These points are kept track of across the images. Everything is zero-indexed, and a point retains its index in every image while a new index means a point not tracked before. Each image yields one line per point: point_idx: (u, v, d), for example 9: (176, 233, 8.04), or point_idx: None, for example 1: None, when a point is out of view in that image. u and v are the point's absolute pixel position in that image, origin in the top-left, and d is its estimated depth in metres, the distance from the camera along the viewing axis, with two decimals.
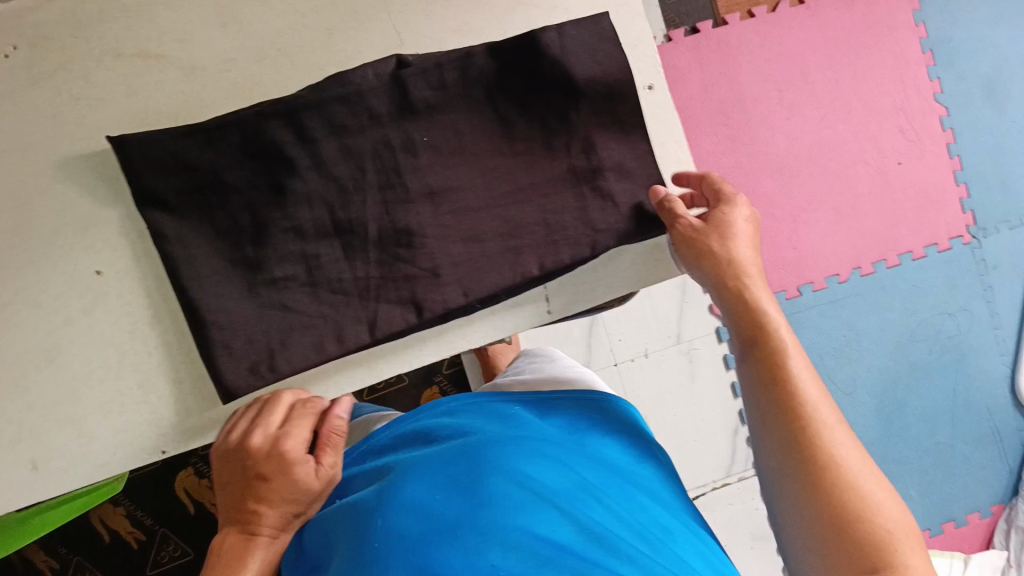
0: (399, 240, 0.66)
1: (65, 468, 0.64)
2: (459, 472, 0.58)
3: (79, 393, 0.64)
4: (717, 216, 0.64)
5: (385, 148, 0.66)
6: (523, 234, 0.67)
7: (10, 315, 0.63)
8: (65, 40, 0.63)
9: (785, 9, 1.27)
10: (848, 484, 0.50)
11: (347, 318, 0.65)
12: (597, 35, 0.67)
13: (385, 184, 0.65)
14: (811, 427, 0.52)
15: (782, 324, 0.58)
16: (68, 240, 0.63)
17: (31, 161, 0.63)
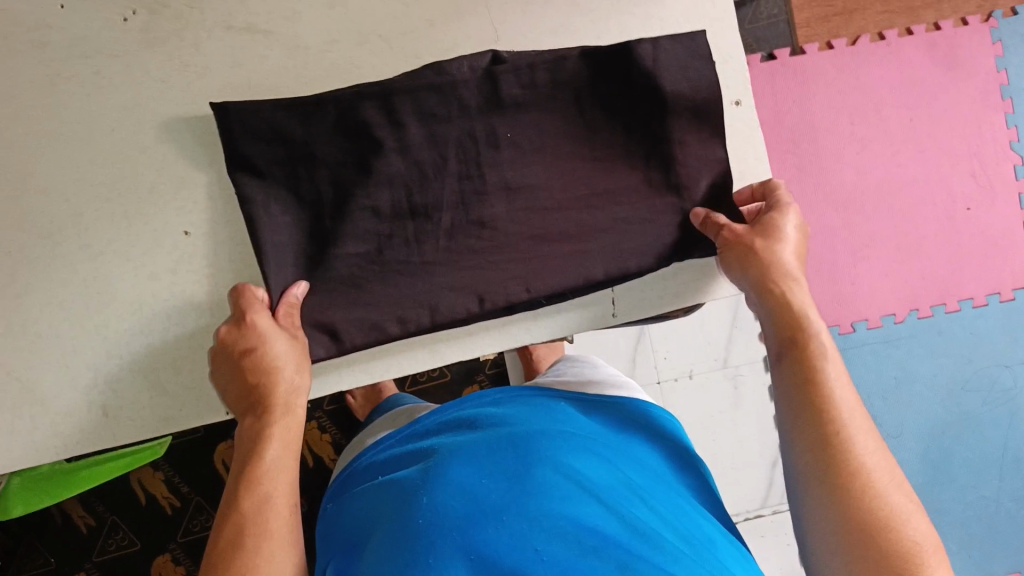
0: (472, 230, 0.66)
1: (135, 418, 0.66)
2: (502, 455, 0.59)
3: (154, 348, 0.66)
4: (763, 226, 0.64)
5: (469, 140, 0.66)
6: (595, 237, 0.68)
7: (99, 265, 0.65)
8: (181, 9, 0.66)
9: (864, 43, 1.26)
10: (877, 494, 0.51)
11: (413, 300, 0.66)
12: (690, 51, 0.67)
13: (465, 175, 0.66)
14: (841, 430, 0.53)
15: (820, 328, 0.59)
16: (161, 199, 0.66)
17: (136, 121, 0.66)
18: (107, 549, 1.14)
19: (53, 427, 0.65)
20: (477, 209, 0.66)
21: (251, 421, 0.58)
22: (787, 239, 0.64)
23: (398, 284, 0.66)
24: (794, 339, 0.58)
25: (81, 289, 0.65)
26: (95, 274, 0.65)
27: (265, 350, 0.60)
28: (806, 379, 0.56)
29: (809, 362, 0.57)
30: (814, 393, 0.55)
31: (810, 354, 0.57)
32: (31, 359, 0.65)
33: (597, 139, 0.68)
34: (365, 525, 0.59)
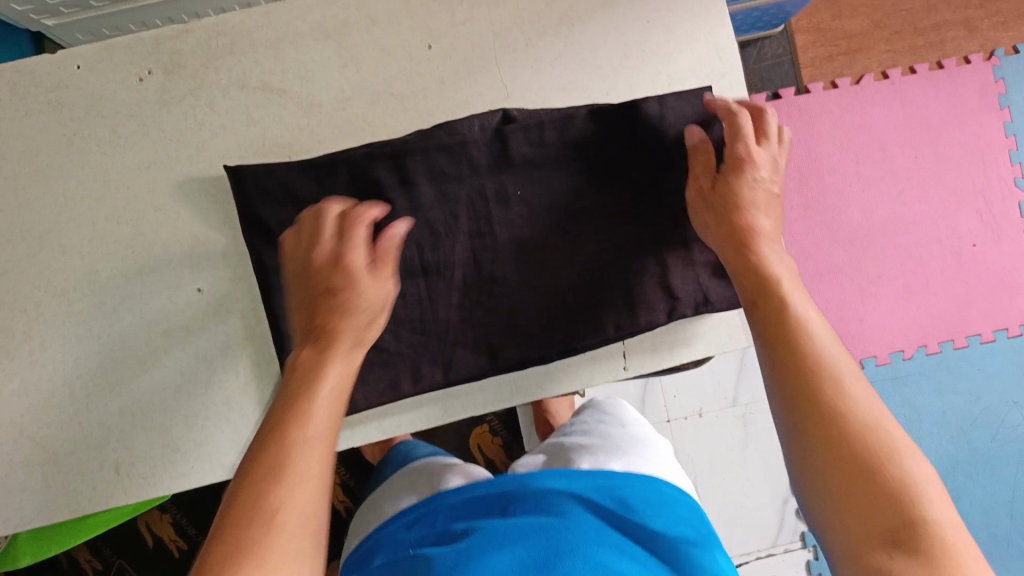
0: (482, 288, 0.67)
1: (146, 475, 0.66)
2: (533, 539, 0.56)
3: (166, 405, 0.66)
4: (748, 227, 0.60)
5: (479, 199, 0.67)
6: (604, 293, 0.68)
7: (114, 323, 0.66)
8: (197, 69, 0.66)
9: (869, 82, 1.27)
10: (861, 431, 0.47)
11: (423, 359, 0.67)
12: (698, 108, 0.67)
13: (475, 234, 0.67)
14: (819, 377, 0.49)
15: (788, 287, 0.56)
16: (176, 257, 0.66)
17: (152, 180, 0.66)
18: None
19: (66, 484, 0.66)
20: (488, 267, 0.67)
21: (291, 403, 0.52)
22: (756, 201, 0.61)
23: (410, 344, 0.67)
24: (785, 347, 0.52)
25: (95, 346, 0.66)
26: (109, 331, 0.66)
27: (355, 288, 0.57)
28: (803, 391, 0.49)
29: (780, 331, 0.53)
30: (820, 411, 0.48)
31: (803, 360, 0.50)
32: (46, 416, 0.66)
33: (606, 194, 0.68)
34: None
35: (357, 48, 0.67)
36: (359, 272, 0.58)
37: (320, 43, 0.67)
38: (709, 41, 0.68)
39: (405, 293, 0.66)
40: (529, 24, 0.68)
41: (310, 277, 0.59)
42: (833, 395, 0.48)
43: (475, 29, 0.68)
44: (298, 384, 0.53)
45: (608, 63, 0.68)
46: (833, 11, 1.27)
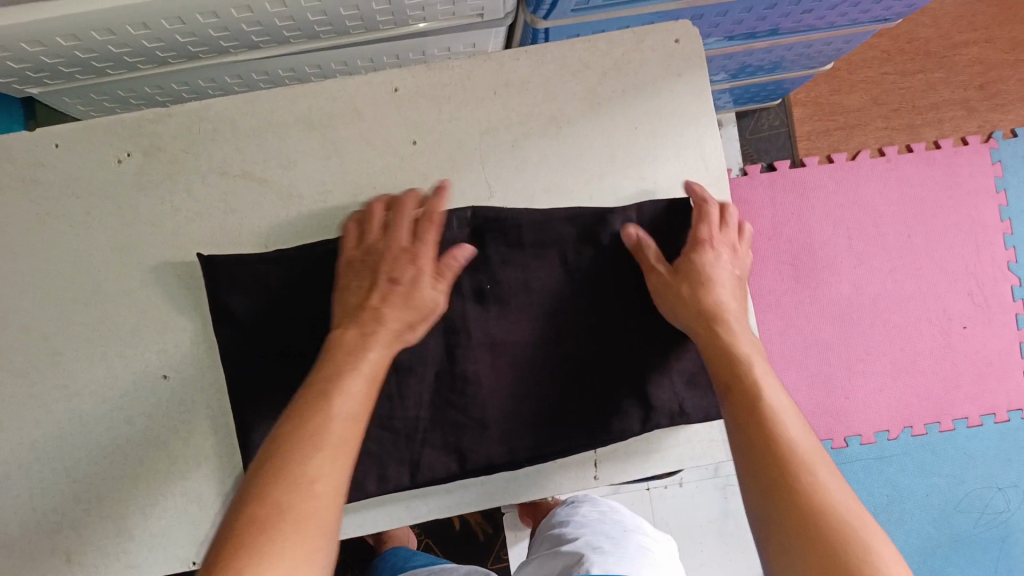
0: (454, 385, 0.65)
1: (98, 563, 0.64)
2: None
3: (124, 491, 0.65)
4: (719, 327, 0.60)
5: (455, 297, 0.66)
6: (578, 398, 0.66)
7: (75, 406, 0.65)
8: (176, 154, 0.66)
9: (865, 158, 1.28)
10: (830, 509, 0.47)
11: (389, 459, 0.65)
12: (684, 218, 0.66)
13: (448, 330, 0.66)
14: (785, 454, 0.51)
15: (754, 357, 0.58)
16: (143, 342, 0.65)
17: (123, 262, 0.65)
18: None
19: (18, 568, 0.64)
20: (462, 365, 0.66)
21: (306, 423, 0.52)
22: (718, 276, 0.63)
23: (376, 442, 0.65)
24: (770, 463, 0.50)
25: (54, 430, 0.64)
26: (70, 415, 0.65)
27: (405, 295, 0.61)
28: (791, 500, 0.48)
29: (749, 406, 0.54)
30: (806, 517, 0.47)
31: (791, 472, 0.50)
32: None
33: (585, 296, 0.67)
34: None
35: (341, 141, 0.67)
36: (410, 288, 0.61)
37: (305, 134, 0.67)
38: (696, 152, 0.67)
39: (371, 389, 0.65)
40: (516, 123, 0.67)
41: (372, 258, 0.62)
42: (828, 512, 0.47)
43: (460, 126, 0.67)
44: (341, 355, 0.57)
45: (593, 167, 0.68)
46: (831, 86, 1.29)
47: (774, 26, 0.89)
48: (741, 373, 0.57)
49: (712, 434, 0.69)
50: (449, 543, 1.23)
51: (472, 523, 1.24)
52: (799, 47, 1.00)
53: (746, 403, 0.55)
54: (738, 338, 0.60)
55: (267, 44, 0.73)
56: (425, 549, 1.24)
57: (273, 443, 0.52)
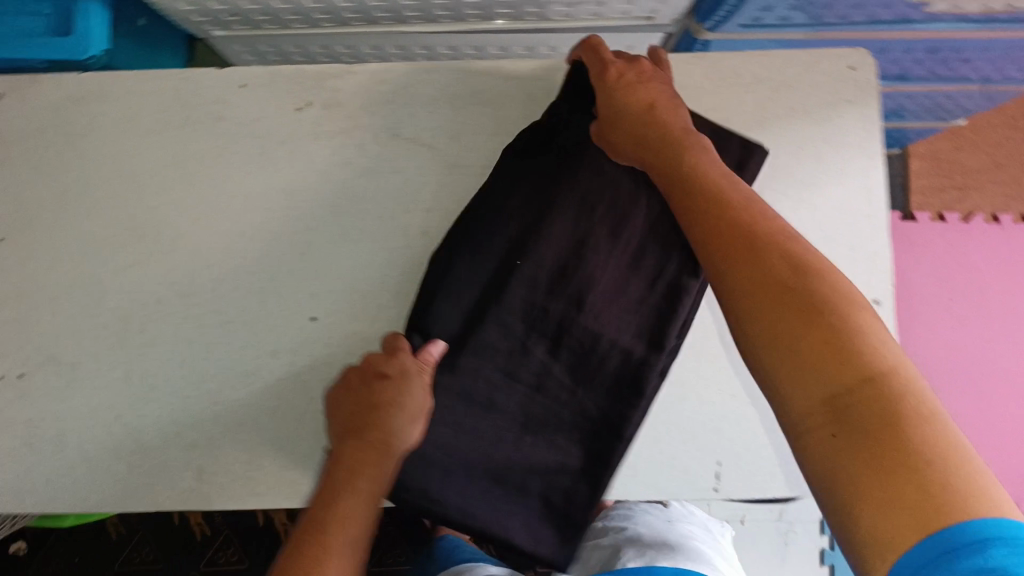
0: (575, 346, 0.64)
1: (224, 485, 0.67)
2: None
3: (259, 422, 0.68)
4: (661, 144, 0.54)
5: (531, 296, 0.62)
6: (640, 285, 0.64)
7: (225, 332, 0.68)
8: (353, 109, 0.69)
9: (977, 221, 1.27)
10: (822, 317, 0.40)
11: (594, 448, 0.65)
12: (830, 243, 0.67)
13: (529, 300, 0.62)
14: (743, 261, 0.43)
15: (690, 147, 0.53)
16: (296, 281, 0.68)
17: (288, 203, 0.68)
18: (130, 560, 1.22)
19: (146, 475, 0.67)
20: (569, 334, 0.63)
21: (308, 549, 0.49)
22: (654, 94, 0.58)
23: (568, 445, 0.65)
24: (729, 266, 0.44)
25: (203, 352, 0.68)
26: (219, 340, 0.68)
27: (398, 387, 0.58)
28: (771, 300, 0.41)
29: (709, 208, 0.47)
30: (788, 333, 0.40)
31: (738, 254, 0.44)
32: (141, 407, 0.68)
33: (616, 213, 0.63)
34: None
35: (510, 120, 0.69)
36: (398, 381, 0.59)
37: (477, 109, 0.69)
38: (858, 180, 0.68)
39: (514, 415, 0.64)
40: None
41: (360, 375, 0.61)
42: (822, 321, 0.40)
43: None
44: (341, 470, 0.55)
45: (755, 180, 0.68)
46: (952, 143, 1.28)
47: (928, 73, 0.89)
48: (695, 187, 0.49)
49: None
50: None
51: None
52: (939, 98, 1.00)
53: (706, 219, 0.46)
54: (672, 147, 0.53)
55: (446, 19, 0.77)
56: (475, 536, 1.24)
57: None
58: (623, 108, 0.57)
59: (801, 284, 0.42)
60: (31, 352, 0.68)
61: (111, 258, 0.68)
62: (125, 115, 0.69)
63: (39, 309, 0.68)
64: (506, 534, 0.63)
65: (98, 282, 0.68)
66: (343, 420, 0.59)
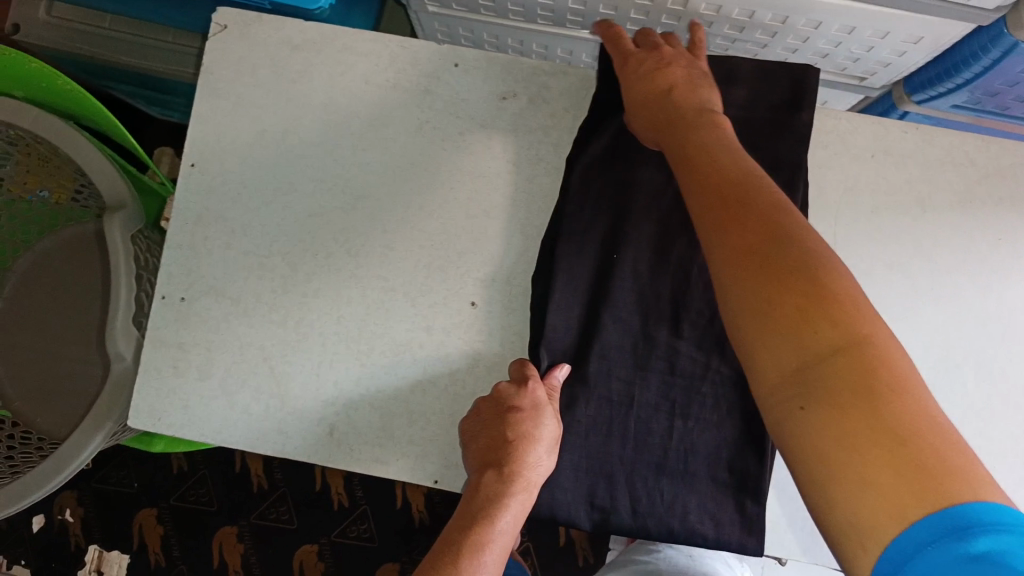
0: (700, 313, 0.67)
1: (354, 447, 0.68)
2: None
3: (400, 394, 0.68)
4: (680, 125, 0.58)
5: (646, 290, 0.67)
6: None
7: (386, 300, 0.68)
8: (557, 110, 0.70)
9: None
10: (780, 275, 0.45)
11: (744, 416, 0.66)
12: (1006, 337, 0.66)
13: (637, 290, 0.67)
14: (739, 232, 0.48)
15: (698, 126, 0.57)
16: (465, 265, 0.68)
17: (474, 187, 0.69)
18: (185, 497, 1.28)
19: (280, 422, 0.68)
20: (687, 311, 0.67)
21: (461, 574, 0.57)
22: (671, 72, 0.61)
23: (719, 419, 0.66)
24: (734, 241, 0.48)
25: (361, 314, 0.68)
26: (380, 306, 0.68)
27: (531, 423, 0.62)
28: (755, 268, 0.46)
29: (699, 180, 0.52)
30: (774, 303, 0.44)
31: (774, 239, 0.47)
32: (290, 355, 0.68)
33: None
34: None
35: None
36: (529, 415, 0.62)
37: None
38: None
39: (659, 403, 0.66)
40: (882, 195, 0.68)
41: (495, 402, 0.65)
42: (796, 287, 0.44)
43: (826, 177, 0.68)
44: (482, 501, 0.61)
45: (945, 261, 0.67)
46: None
47: None
48: (708, 162, 0.53)
49: None
50: (549, 553, 1.22)
51: (577, 545, 1.23)
52: None
53: (709, 190, 0.51)
54: (694, 132, 0.56)
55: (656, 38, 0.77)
56: (523, 548, 1.23)
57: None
58: (636, 89, 0.61)
59: (785, 255, 0.46)
60: (197, 279, 0.69)
61: (293, 205, 0.69)
62: (337, 69, 0.70)
63: (213, 240, 0.69)
64: (685, 521, 0.65)
65: (273, 223, 0.69)
66: (480, 445, 0.64)
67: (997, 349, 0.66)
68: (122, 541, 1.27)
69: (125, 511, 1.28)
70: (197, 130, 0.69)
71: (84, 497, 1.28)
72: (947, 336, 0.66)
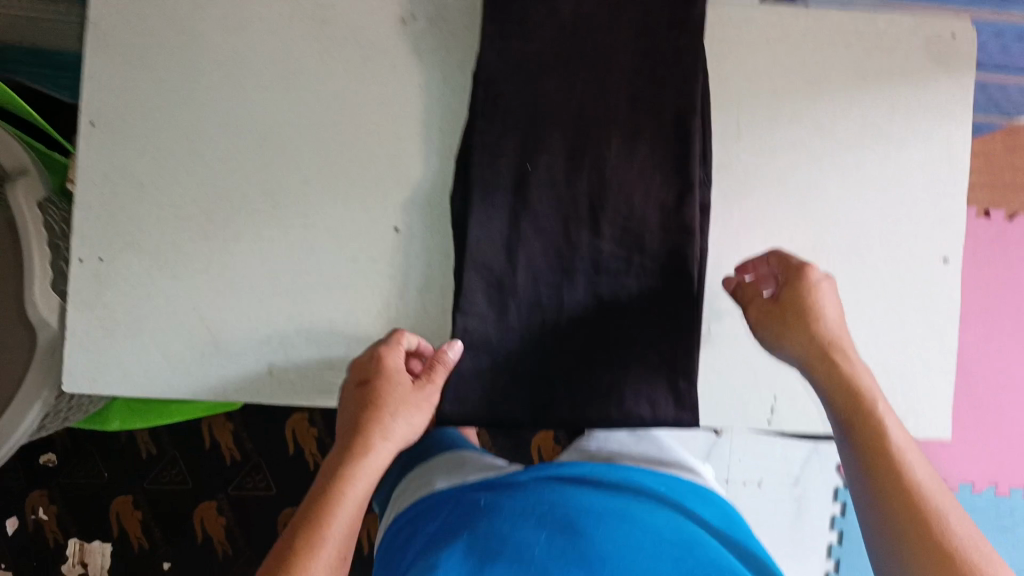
0: (618, 210, 0.68)
1: (295, 382, 0.70)
2: (631, 516, 0.58)
3: (334, 326, 0.69)
4: (826, 342, 0.61)
5: (559, 190, 0.68)
6: (649, 140, 0.68)
7: (309, 236, 0.68)
8: (458, 29, 0.70)
9: None
10: (923, 500, 0.52)
11: (667, 301, 0.69)
12: (903, 202, 0.71)
13: (555, 196, 0.68)
14: (895, 460, 0.54)
15: (849, 347, 0.62)
16: (383, 192, 0.69)
17: (383, 114, 0.69)
18: (159, 479, 1.25)
19: (219, 368, 0.69)
20: (605, 209, 0.68)
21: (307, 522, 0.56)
22: (823, 304, 0.63)
23: (643, 308, 0.69)
24: (882, 465, 0.54)
25: (285, 253, 0.68)
26: (303, 242, 0.68)
27: (390, 387, 0.64)
28: (902, 491, 0.52)
29: (856, 405, 0.58)
30: (920, 523, 0.50)
31: (886, 438, 0.56)
32: (219, 302, 0.68)
33: (623, 96, 0.67)
34: (459, 507, 0.60)
35: None
36: (388, 376, 0.64)
37: None
38: (945, 146, 0.71)
39: (588, 301, 0.69)
40: (782, 77, 0.70)
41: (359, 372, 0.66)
42: (917, 501, 0.52)
43: (727, 64, 0.69)
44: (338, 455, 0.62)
45: (845, 135, 0.70)
46: None
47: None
48: (856, 375, 0.60)
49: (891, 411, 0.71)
50: None
51: None
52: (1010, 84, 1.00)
53: (862, 416, 0.57)
54: (858, 371, 0.60)
55: None
56: None
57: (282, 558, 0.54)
58: (791, 309, 0.63)
59: (917, 482, 0.53)
60: (115, 238, 0.68)
61: (201, 153, 0.68)
62: (230, 9, 0.68)
63: (125, 197, 0.68)
64: (622, 407, 0.68)
65: (184, 173, 0.68)
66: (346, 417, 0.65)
67: (891, 210, 0.70)
68: (101, 531, 1.25)
69: (98, 503, 1.25)
70: (92, 89, 0.68)
71: (54, 494, 1.24)
72: (848, 207, 0.70)
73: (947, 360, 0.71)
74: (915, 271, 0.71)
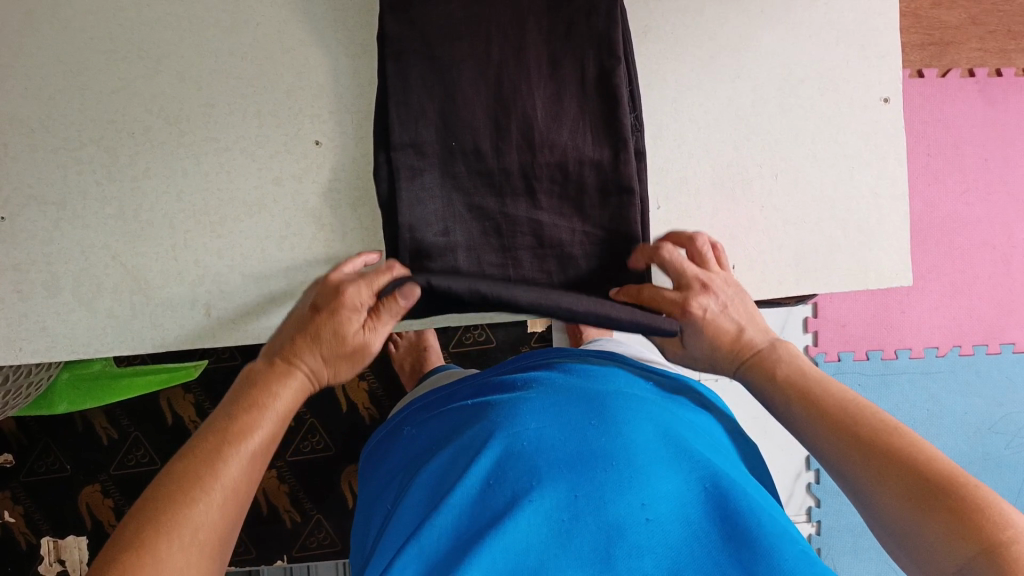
0: (552, 151, 0.62)
1: (236, 320, 0.65)
2: (617, 396, 0.56)
3: (268, 254, 0.65)
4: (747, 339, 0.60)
5: (484, 82, 0.61)
6: (576, 96, 0.63)
7: (224, 161, 0.64)
8: None
9: (982, 75, 1.17)
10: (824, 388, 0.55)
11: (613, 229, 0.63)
12: (833, 44, 0.68)
13: (481, 91, 0.61)
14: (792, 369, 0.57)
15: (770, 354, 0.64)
16: (298, 104, 0.64)
17: (282, 18, 0.64)
18: (125, 463, 1.16)
19: (152, 317, 0.64)
20: (538, 137, 0.62)
21: (224, 473, 0.48)
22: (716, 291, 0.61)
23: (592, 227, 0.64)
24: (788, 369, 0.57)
25: (202, 183, 0.64)
26: (217, 168, 0.64)
27: (333, 343, 0.57)
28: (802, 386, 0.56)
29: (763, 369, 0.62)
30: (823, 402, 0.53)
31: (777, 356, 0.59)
32: (139, 245, 0.64)
33: None
34: (444, 428, 0.59)
35: None
36: (334, 326, 0.57)
37: None
38: None
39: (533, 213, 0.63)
40: None
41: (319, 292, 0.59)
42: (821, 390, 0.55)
43: None
44: (251, 385, 0.54)
45: None
46: None
47: None
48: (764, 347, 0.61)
49: (850, 261, 0.70)
50: None
51: None
52: None
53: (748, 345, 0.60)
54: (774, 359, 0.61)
55: None
56: None
57: (205, 529, 0.45)
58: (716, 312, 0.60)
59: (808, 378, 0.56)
60: (13, 192, 0.62)
61: (90, 86, 0.62)
62: None
63: (16, 145, 0.62)
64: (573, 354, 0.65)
65: (74, 110, 0.62)
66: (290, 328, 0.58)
67: (825, 55, 0.68)
68: (74, 524, 1.16)
69: (63, 498, 1.16)
70: None
71: (19, 494, 1.15)
72: (778, 55, 0.68)
73: (898, 205, 0.70)
74: (857, 112, 0.69)
